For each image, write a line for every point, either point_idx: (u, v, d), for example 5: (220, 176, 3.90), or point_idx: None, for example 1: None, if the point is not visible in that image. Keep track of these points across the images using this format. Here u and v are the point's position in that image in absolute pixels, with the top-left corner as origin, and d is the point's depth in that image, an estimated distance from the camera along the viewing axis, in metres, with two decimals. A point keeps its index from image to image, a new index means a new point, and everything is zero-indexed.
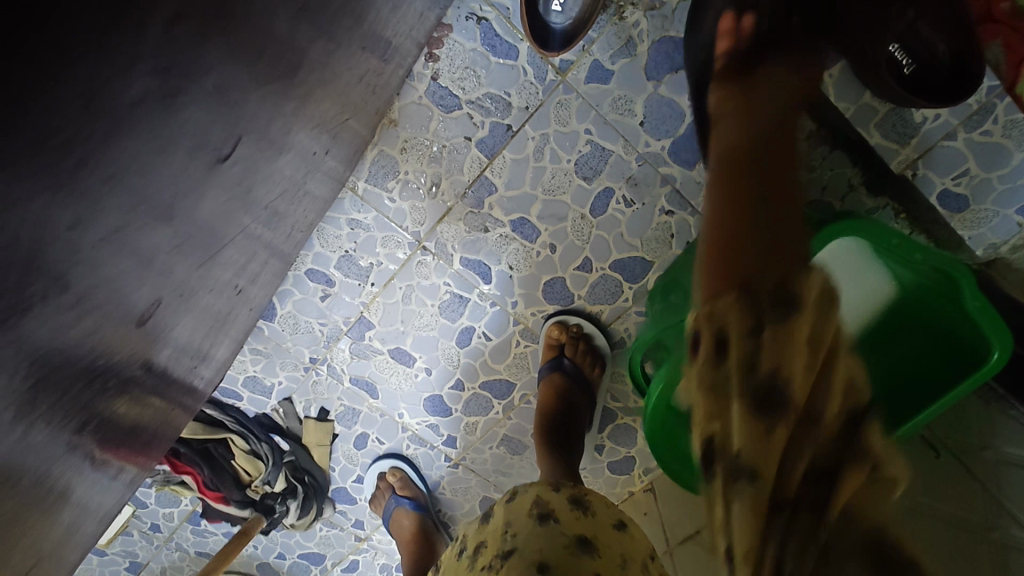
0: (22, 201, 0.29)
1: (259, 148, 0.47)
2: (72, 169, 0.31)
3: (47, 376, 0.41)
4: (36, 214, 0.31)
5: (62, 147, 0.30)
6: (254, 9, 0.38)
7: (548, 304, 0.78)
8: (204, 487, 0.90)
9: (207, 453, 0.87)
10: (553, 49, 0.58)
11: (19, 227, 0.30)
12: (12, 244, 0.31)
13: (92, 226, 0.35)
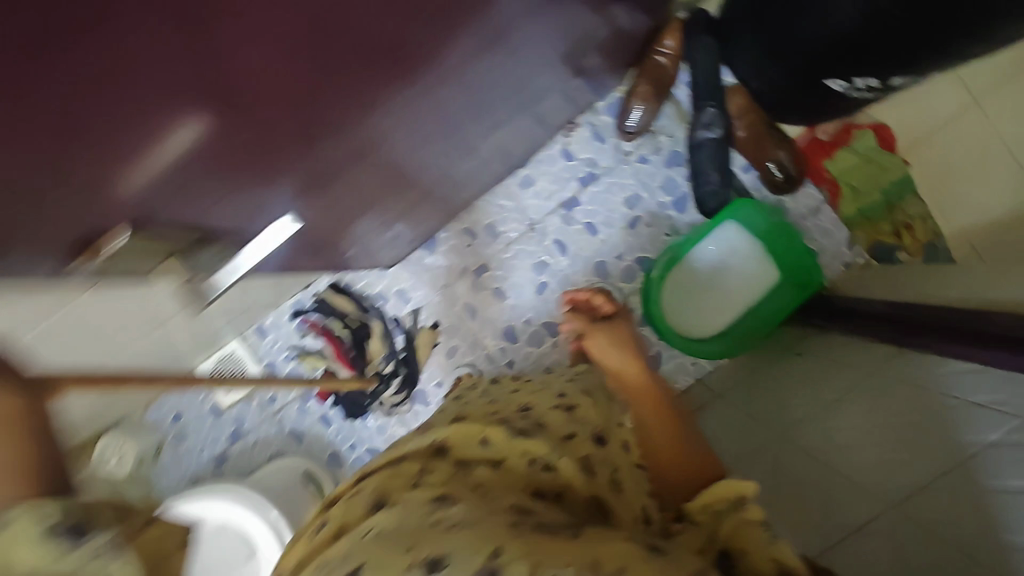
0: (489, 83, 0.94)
1: (508, 120, 1.13)
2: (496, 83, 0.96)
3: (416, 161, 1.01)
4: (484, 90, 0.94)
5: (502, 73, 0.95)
6: (543, 70, 1.07)
7: (595, 276, 1.35)
8: (341, 355, 1.38)
9: (354, 329, 1.38)
10: (626, 133, 1.30)
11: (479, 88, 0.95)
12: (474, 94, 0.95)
13: (479, 107, 1.00)
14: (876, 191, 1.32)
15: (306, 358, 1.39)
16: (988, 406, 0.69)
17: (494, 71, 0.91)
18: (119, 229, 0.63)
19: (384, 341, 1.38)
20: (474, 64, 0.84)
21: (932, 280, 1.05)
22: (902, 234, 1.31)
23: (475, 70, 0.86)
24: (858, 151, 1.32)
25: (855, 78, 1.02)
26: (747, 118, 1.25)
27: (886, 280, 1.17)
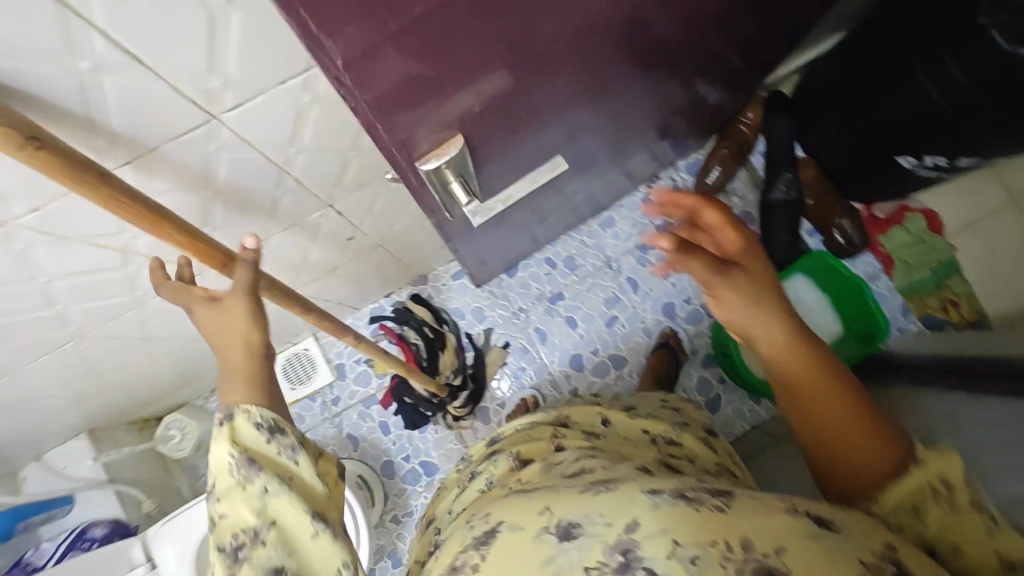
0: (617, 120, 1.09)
1: (613, 160, 1.27)
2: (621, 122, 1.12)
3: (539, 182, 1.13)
4: (613, 126, 1.09)
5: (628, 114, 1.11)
6: (653, 121, 1.23)
7: (662, 316, 1.44)
8: (413, 361, 1.40)
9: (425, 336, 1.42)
10: (705, 190, 1.44)
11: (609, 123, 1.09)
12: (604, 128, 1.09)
13: (601, 142, 1.14)
14: (926, 268, 1.44)
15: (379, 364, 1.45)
16: None
17: (623, 111, 1.05)
18: (457, 137, 0.64)
19: (456, 354, 1.41)
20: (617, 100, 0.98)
21: (989, 340, 1.14)
22: (949, 308, 1.42)
23: (612, 106, 1.00)
24: (910, 231, 1.46)
25: (926, 155, 1.16)
26: (815, 189, 1.40)
27: (944, 341, 1.26)
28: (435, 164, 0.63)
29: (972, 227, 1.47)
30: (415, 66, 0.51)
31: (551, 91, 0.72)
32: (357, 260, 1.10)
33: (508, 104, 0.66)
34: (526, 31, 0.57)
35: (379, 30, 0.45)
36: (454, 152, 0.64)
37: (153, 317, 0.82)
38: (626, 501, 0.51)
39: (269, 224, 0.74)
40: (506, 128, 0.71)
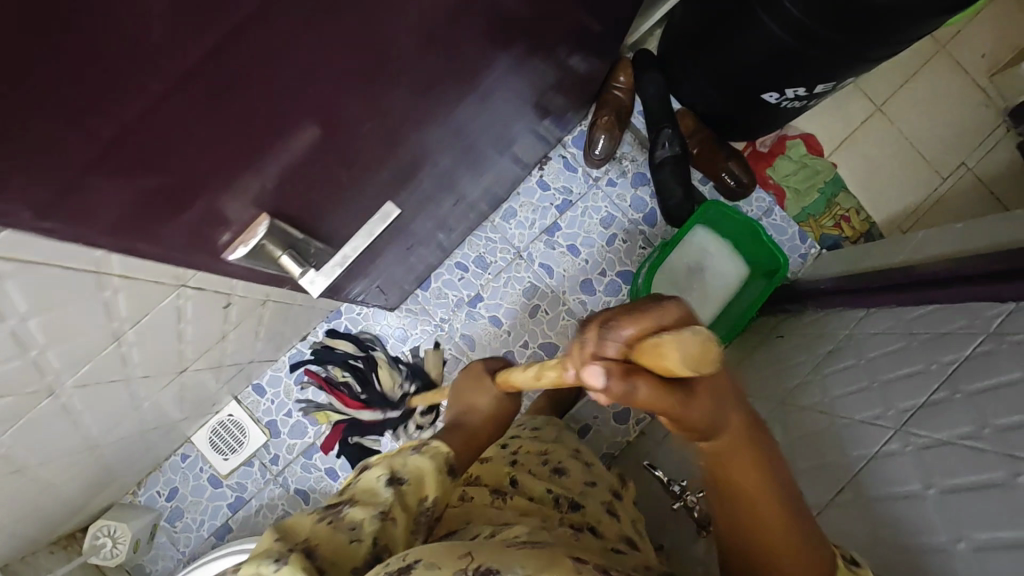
0: (488, 117, 1.07)
1: (496, 155, 1.24)
2: (493, 118, 1.09)
3: (426, 196, 1.09)
4: (484, 125, 1.06)
5: (498, 109, 1.08)
6: (525, 107, 1.20)
7: (582, 294, 1.44)
8: (350, 396, 1.39)
9: (366, 363, 1.40)
10: (595, 161, 1.43)
11: (481, 123, 1.06)
12: (477, 129, 1.06)
13: (477, 141, 1.11)
14: (814, 190, 1.50)
15: (320, 402, 1.39)
16: (956, 331, 0.80)
17: (486, 108, 1.01)
18: (261, 216, 0.63)
19: (393, 374, 1.40)
20: (475, 100, 0.94)
21: (877, 250, 1.20)
22: (841, 224, 1.49)
23: (473, 106, 0.97)
24: (793, 159, 1.51)
25: (788, 89, 1.19)
26: (696, 138, 1.42)
27: (841, 259, 1.31)
28: (242, 253, 0.64)
29: (846, 143, 1.55)
30: (150, 179, 0.48)
31: (381, 127, 0.69)
32: (250, 320, 1.03)
33: (321, 158, 0.64)
34: (301, 97, 0.53)
35: (78, 175, 0.43)
36: (261, 232, 0.63)
37: (17, 449, 0.73)
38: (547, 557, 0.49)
39: (115, 324, 0.67)
40: (333, 184, 0.69)
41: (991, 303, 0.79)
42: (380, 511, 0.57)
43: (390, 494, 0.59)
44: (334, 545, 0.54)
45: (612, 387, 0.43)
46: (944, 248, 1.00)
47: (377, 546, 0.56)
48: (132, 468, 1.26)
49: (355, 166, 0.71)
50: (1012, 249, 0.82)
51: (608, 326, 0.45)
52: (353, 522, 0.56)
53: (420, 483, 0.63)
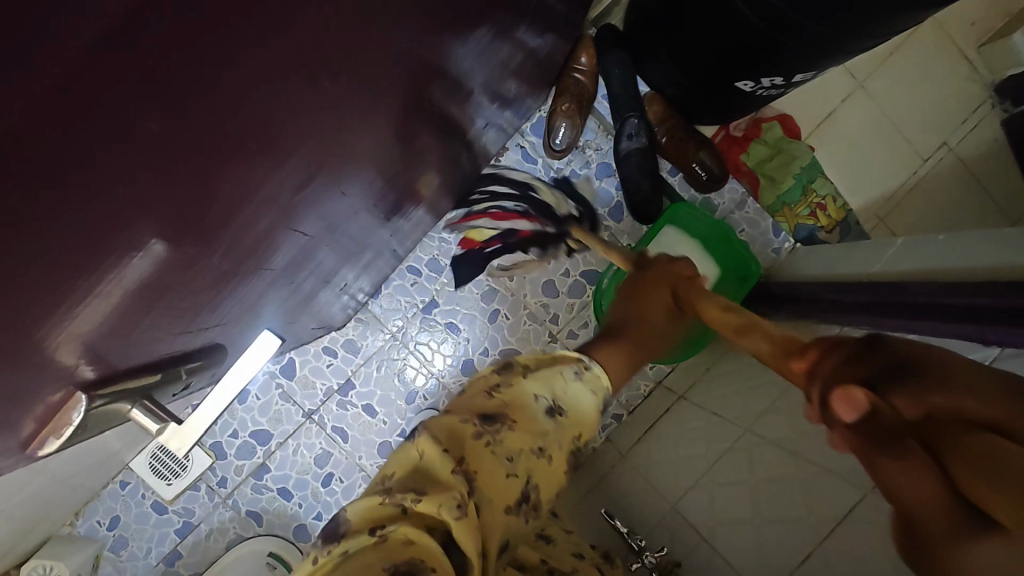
0: (430, 126, 0.94)
1: (447, 156, 1.11)
2: (437, 126, 0.96)
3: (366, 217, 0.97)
4: (425, 134, 0.94)
5: (442, 116, 0.95)
6: (478, 105, 1.07)
7: (544, 296, 1.35)
8: (500, 218, 1.32)
9: (523, 184, 1.34)
10: (555, 152, 1.31)
11: (424, 134, 0.94)
12: (419, 140, 0.94)
13: (421, 151, 0.98)
14: (790, 177, 1.39)
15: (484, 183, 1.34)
16: None
17: (429, 116, 0.89)
18: (73, 396, 0.49)
19: (555, 193, 1.34)
20: (411, 114, 0.82)
21: (854, 253, 1.13)
22: (817, 214, 1.39)
23: (414, 121, 0.85)
24: (768, 143, 1.40)
25: (763, 79, 1.08)
26: (665, 125, 1.31)
27: (817, 258, 1.24)
28: (56, 443, 0.49)
29: (825, 124, 1.45)
30: None
31: (263, 186, 0.57)
32: None
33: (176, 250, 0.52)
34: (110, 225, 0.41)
35: None
36: (76, 417, 0.49)
37: None
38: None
39: None
40: (214, 254, 0.58)
41: (973, 345, 0.72)
42: (541, 446, 0.56)
43: (551, 424, 0.59)
44: (495, 481, 0.52)
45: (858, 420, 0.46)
46: (924, 263, 0.92)
47: (528, 487, 0.55)
48: (63, 506, 1.16)
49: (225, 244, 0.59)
50: (999, 282, 0.75)
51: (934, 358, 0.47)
52: (511, 453, 0.54)
53: (572, 417, 0.62)
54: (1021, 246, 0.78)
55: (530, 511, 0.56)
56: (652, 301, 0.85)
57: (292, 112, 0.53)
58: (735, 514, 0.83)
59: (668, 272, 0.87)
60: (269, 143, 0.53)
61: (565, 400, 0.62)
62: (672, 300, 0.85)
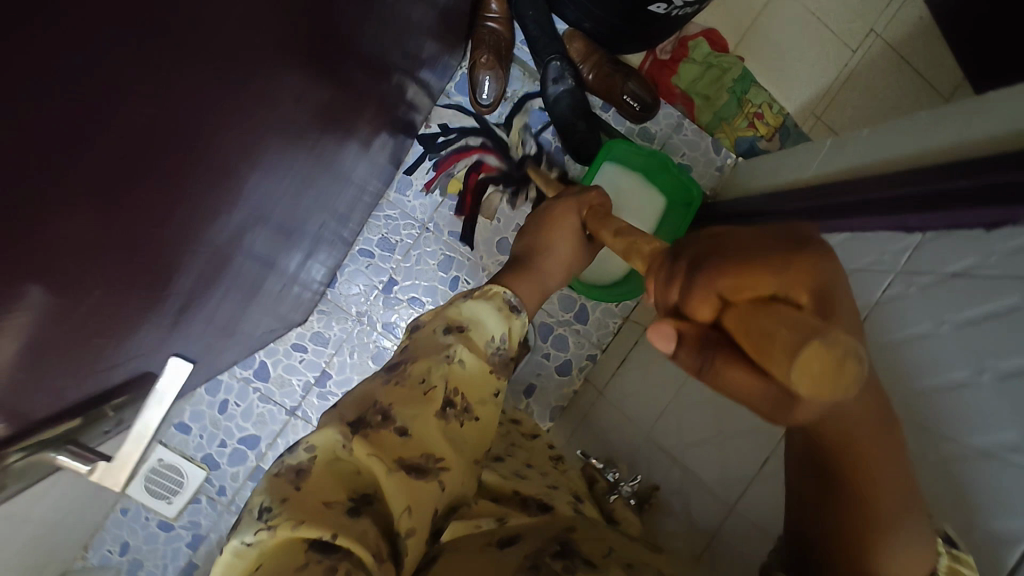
0: (336, 108, 0.92)
1: (365, 132, 1.08)
2: (342, 106, 0.93)
3: (295, 213, 0.96)
4: (333, 120, 0.92)
5: (346, 94, 0.93)
6: (384, 75, 1.04)
7: (500, 254, 1.35)
8: (454, 156, 1.33)
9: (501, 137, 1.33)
10: (482, 107, 1.29)
11: (332, 117, 0.92)
12: (328, 123, 0.92)
13: (334, 134, 0.96)
14: (722, 92, 1.39)
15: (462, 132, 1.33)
16: (870, 268, 0.77)
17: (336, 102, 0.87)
18: None
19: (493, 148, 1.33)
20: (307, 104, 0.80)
21: (791, 159, 1.13)
22: (756, 124, 1.40)
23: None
24: (697, 60, 1.39)
25: None
26: (590, 61, 1.29)
27: (757, 170, 1.24)
28: None
29: (751, 32, 1.43)
30: None
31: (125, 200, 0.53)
32: None
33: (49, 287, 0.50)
34: None
35: None
36: None
37: None
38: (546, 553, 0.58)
39: None
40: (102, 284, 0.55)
41: (900, 235, 0.75)
42: (445, 355, 0.57)
43: (453, 339, 0.60)
44: (408, 398, 0.54)
45: (681, 358, 0.34)
46: (851, 161, 0.93)
47: (449, 390, 0.56)
48: (69, 541, 1.18)
49: (84, 268, 0.57)
50: (917, 168, 0.77)
51: (708, 265, 0.34)
52: (422, 375, 0.56)
53: (481, 324, 0.63)
54: (937, 129, 0.79)
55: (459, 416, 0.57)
56: (557, 234, 0.85)
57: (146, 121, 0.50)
58: (701, 435, 0.87)
59: (575, 200, 0.88)
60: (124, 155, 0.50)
61: (466, 313, 0.64)
62: (576, 237, 0.85)
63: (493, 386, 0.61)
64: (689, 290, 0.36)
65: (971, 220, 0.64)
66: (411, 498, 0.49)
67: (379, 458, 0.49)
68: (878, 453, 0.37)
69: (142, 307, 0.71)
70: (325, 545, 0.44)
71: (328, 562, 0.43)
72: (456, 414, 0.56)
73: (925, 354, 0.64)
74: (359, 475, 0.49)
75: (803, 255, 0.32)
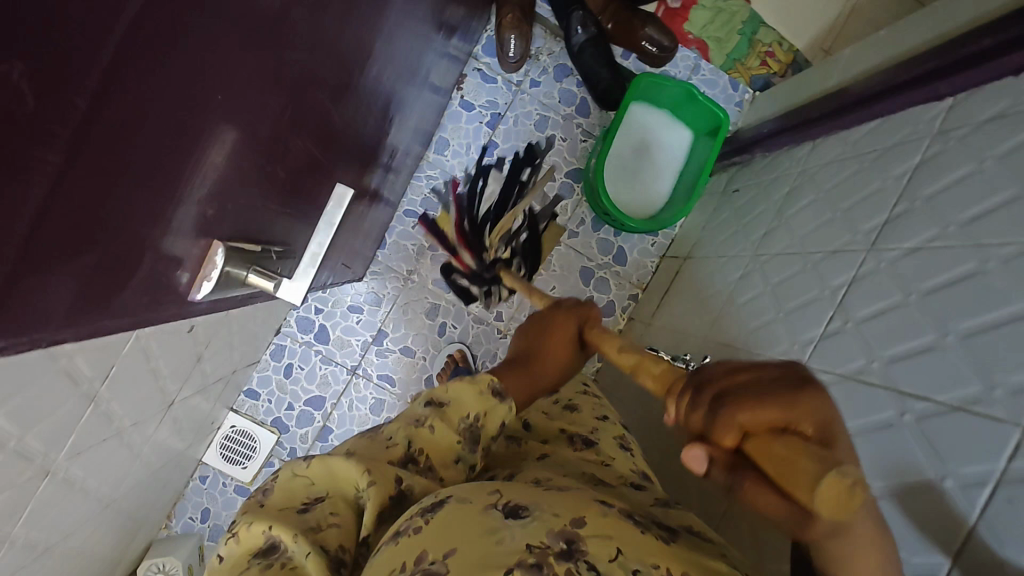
0: (406, 61, 0.97)
1: (419, 90, 1.14)
2: (409, 59, 0.99)
3: (369, 164, 1.02)
4: (402, 72, 0.98)
5: (412, 50, 0.99)
6: (438, 34, 1.10)
7: (537, 205, 1.42)
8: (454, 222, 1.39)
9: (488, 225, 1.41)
10: (512, 65, 1.36)
11: (402, 70, 0.98)
12: (399, 76, 0.98)
13: (400, 89, 1.02)
14: (733, 34, 1.46)
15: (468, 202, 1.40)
16: (904, 141, 0.81)
17: (403, 50, 0.93)
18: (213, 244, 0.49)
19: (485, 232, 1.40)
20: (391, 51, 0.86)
21: (810, 80, 1.20)
22: (768, 62, 1.46)
23: (392, 50, 0.88)
24: (708, 6, 1.45)
25: None
26: (608, 12, 1.36)
27: (776, 98, 1.31)
28: (208, 288, 0.51)
29: None
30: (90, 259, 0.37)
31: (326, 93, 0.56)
32: (221, 328, 0.96)
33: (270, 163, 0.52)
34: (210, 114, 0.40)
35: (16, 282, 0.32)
36: (221, 260, 0.50)
37: (39, 533, 0.69)
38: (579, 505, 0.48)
39: (85, 387, 0.60)
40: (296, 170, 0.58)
41: (929, 103, 0.80)
42: (413, 421, 0.58)
43: (427, 411, 0.59)
44: (370, 453, 0.55)
45: (715, 476, 0.40)
46: (873, 63, 1.00)
47: (411, 449, 0.56)
48: (158, 506, 1.22)
49: (300, 157, 0.58)
50: (944, 46, 0.83)
51: (725, 406, 0.40)
52: (388, 432, 0.58)
53: (461, 401, 0.60)
54: (952, 13, 0.86)
55: (427, 469, 0.56)
56: (554, 335, 0.73)
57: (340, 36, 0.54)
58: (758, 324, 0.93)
59: (574, 311, 0.75)
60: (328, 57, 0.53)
61: (449, 389, 0.61)
62: (572, 340, 0.73)
63: (454, 455, 0.57)
64: (712, 419, 0.40)
65: (1004, 69, 0.70)
66: (372, 466, 0.52)
67: (339, 456, 0.53)
68: (872, 544, 0.38)
69: (319, 150, 0.63)
70: (266, 551, 0.48)
71: (268, 562, 0.47)
72: (421, 471, 0.55)
73: (959, 191, 0.67)
74: (314, 487, 0.53)
75: (805, 395, 0.39)
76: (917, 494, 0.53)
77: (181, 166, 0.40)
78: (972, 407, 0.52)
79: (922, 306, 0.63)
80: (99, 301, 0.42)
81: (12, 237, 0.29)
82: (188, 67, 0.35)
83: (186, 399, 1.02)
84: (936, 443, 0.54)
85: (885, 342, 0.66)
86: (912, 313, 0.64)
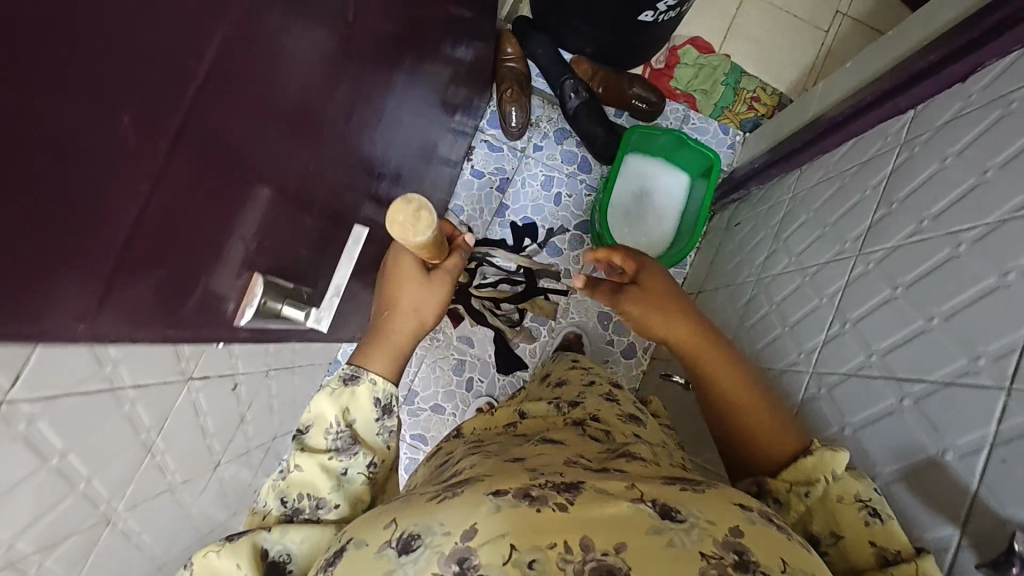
0: (416, 137, 1.10)
1: (430, 162, 1.26)
2: (418, 138, 1.11)
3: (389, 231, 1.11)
4: (413, 149, 1.10)
5: (420, 129, 1.11)
6: (443, 114, 1.23)
7: (550, 259, 1.50)
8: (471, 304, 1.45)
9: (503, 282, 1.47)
10: (515, 134, 1.49)
11: (413, 146, 1.10)
12: (411, 151, 1.10)
13: (413, 163, 1.13)
14: (717, 86, 1.57)
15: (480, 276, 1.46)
16: (877, 154, 0.87)
17: (413, 126, 1.05)
18: (252, 278, 0.57)
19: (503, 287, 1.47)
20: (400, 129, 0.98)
21: (792, 115, 1.28)
22: (754, 106, 1.56)
23: (403, 128, 1.00)
24: (689, 64, 1.58)
25: (658, 5, 1.23)
26: (597, 78, 1.49)
27: (764, 136, 1.39)
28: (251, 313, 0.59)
29: (731, 33, 1.60)
30: (159, 273, 0.45)
31: (341, 159, 0.66)
32: (262, 390, 1.03)
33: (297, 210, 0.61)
34: (250, 153, 0.48)
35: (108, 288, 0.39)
36: (259, 291, 0.58)
37: None
38: (472, 504, 0.42)
39: (144, 436, 0.67)
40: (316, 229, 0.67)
41: (895, 118, 0.86)
42: None
43: None
44: None
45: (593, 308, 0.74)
46: (845, 92, 1.07)
47: None
48: None
49: (323, 211, 0.67)
50: (901, 68, 0.90)
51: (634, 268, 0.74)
52: None
53: None
54: (907, 38, 0.94)
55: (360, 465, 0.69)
56: None
57: (353, 110, 0.64)
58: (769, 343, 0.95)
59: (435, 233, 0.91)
60: (342, 129, 0.63)
61: None
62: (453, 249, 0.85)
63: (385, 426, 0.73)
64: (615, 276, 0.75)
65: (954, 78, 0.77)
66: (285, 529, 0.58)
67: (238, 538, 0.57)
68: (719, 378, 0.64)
69: (341, 210, 0.73)
70: None
71: None
72: None
73: (929, 188, 0.72)
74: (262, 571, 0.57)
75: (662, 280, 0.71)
76: (921, 471, 0.55)
77: (228, 198, 0.48)
78: (960, 379, 0.55)
79: (908, 296, 0.66)
80: (157, 325, 0.49)
81: (103, 253, 0.38)
82: (235, 118, 0.44)
83: (232, 463, 1.08)
84: (932, 419, 0.56)
85: (880, 335, 0.68)
86: (900, 304, 0.67)
